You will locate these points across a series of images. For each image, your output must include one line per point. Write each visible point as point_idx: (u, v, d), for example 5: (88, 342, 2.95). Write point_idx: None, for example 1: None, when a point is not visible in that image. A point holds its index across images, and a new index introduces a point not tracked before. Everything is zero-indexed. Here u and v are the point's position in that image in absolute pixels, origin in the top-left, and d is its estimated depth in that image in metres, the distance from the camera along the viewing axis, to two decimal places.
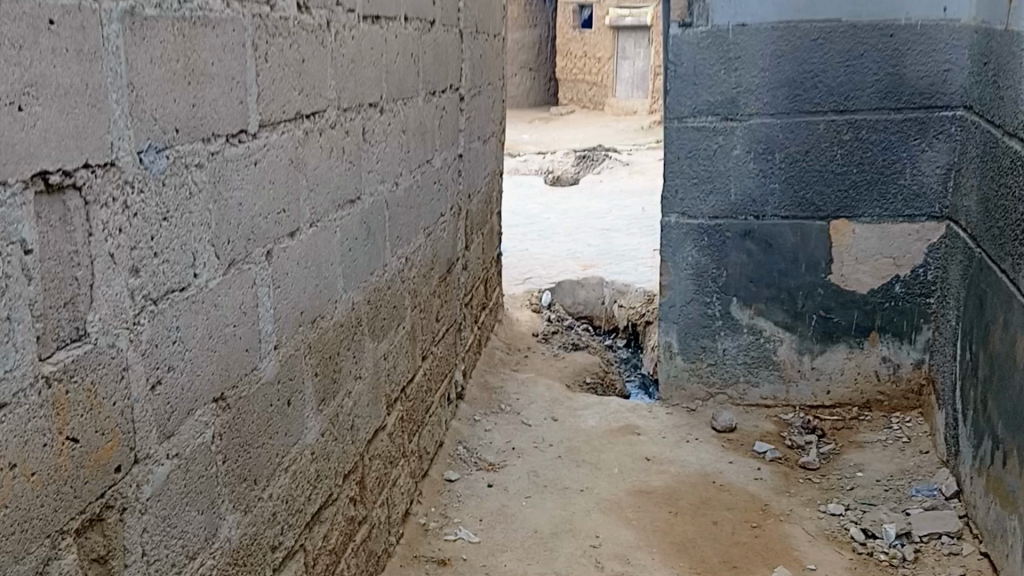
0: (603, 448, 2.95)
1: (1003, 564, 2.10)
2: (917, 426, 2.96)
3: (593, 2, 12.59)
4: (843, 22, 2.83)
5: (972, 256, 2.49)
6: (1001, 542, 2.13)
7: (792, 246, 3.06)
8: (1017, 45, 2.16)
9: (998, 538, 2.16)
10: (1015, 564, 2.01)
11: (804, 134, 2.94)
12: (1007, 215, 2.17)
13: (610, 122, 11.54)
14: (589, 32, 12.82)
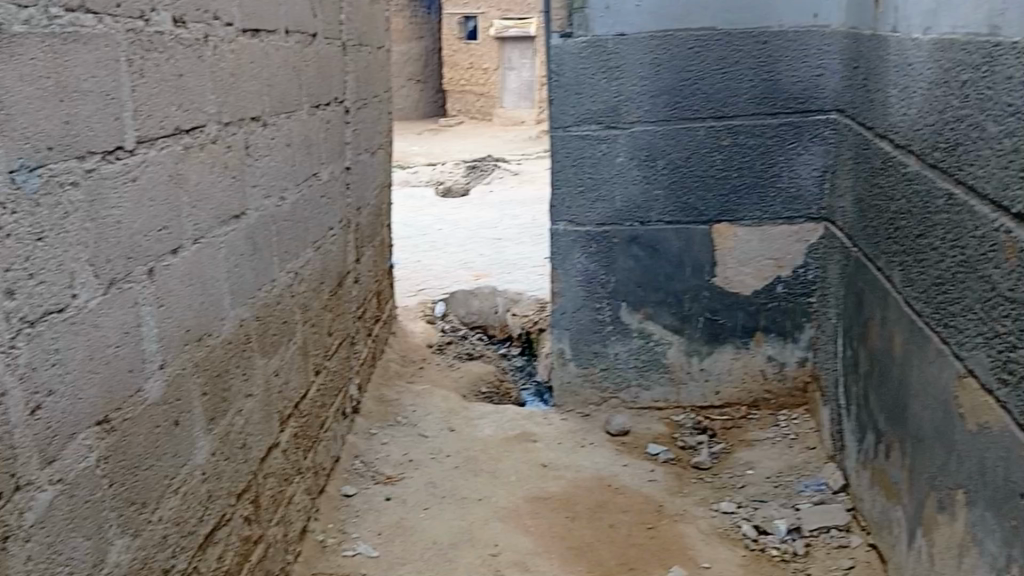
0: (499, 457, 2.97)
1: (889, 555, 2.19)
2: (803, 423, 3.10)
3: (477, 14, 12.69)
4: (718, 30, 2.95)
5: (850, 256, 2.61)
6: (887, 533, 2.22)
7: (677, 251, 3.16)
8: (882, 50, 2.26)
9: (883, 529, 2.24)
10: (900, 554, 2.10)
11: (685, 140, 3.04)
12: (880, 214, 2.26)
13: (499, 132, 11.63)
14: (474, 44, 12.91)
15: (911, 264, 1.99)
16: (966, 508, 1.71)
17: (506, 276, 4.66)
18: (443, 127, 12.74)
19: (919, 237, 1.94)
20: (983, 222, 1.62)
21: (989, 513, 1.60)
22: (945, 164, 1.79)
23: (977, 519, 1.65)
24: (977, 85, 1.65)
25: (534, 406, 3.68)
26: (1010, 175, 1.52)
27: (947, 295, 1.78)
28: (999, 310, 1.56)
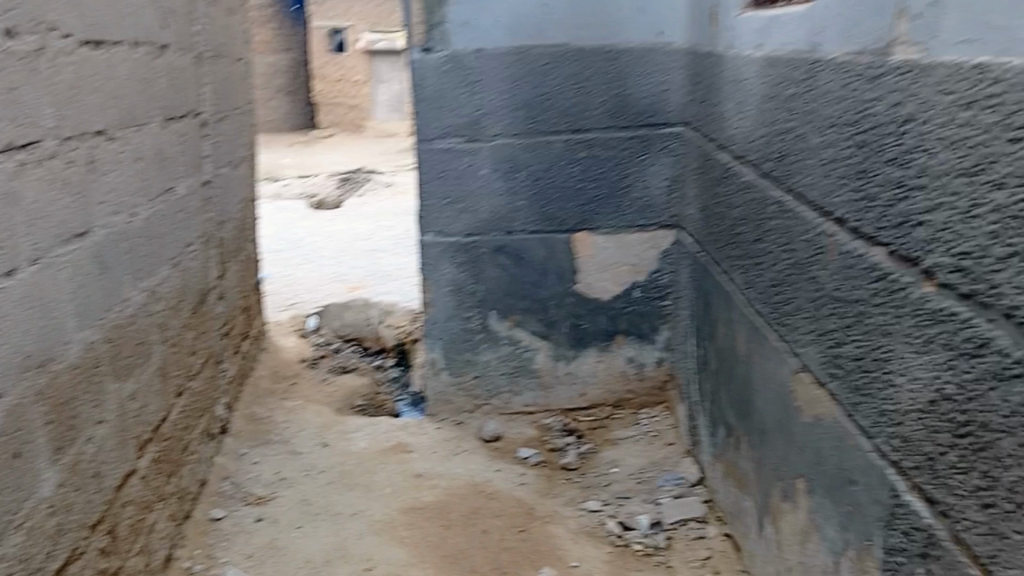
0: (373, 470, 2.96)
1: (742, 543, 2.31)
2: (663, 421, 3.23)
3: (346, 27, 12.59)
4: (570, 46, 3.03)
5: (697, 260, 2.73)
6: (739, 523, 2.33)
7: (541, 259, 3.23)
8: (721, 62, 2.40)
9: (736, 519, 2.36)
10: (751, 542, 2.21)
11: (543, 152, 3.12)
12: (722, 220, 2.40)
13: (373, 145, 11.55)
14: (344, 57, 12.78)
15: (749, 267, 2.17)
16: (806, 496, 1.84)
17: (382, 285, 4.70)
18: (317, 139, 12.53)
19: (754, 243, 2.14)
20: (809, 227, 1.83)
21: (827, 499, 1.75)
22: (775, 173, 2.00)
23: (816, 505, 1.79)
24: (800, 99, 1.87)
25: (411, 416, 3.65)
26: (831, 183, 1.74)
27: (782, 297, 1.96)
28: (826, 308, 1.76)
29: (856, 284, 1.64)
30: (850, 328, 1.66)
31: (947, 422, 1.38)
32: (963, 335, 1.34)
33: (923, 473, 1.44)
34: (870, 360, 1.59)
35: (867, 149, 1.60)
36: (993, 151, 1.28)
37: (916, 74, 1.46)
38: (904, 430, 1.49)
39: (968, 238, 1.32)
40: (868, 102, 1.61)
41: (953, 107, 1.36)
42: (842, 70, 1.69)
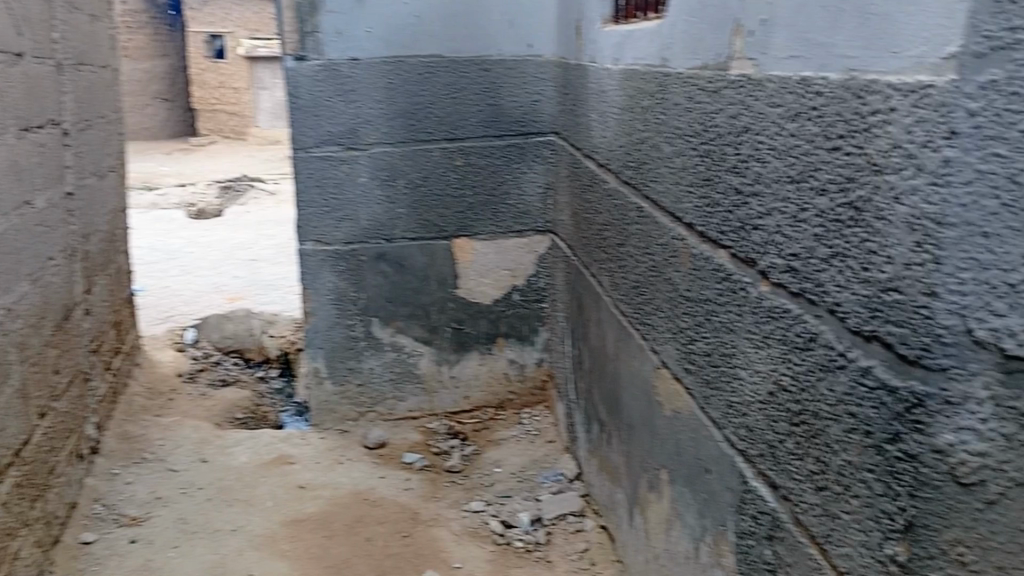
0: (254, 484, 2.92)
1: (615, 533, 2.41)
2: (544, 419, 3.32)
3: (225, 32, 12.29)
4: (444, 57, 3.09)
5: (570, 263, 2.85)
6: (611, 514, 2.44)
7: (422, 266, 3.26)
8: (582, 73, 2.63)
9: (609, 510, 2.47)
10: (623, 531, 2.33)
11: (421, 161, 3.15)
12: (590, 224, 2.57)
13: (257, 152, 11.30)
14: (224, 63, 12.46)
15: (614, 270, 2.35)
16: (668, 486, 1.99)
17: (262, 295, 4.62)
18: (198, 146, 12.18)
19: (618, 246, 2.32)
20: (664, 232, 2.01)
21: (685, 489, 1.90)
22: (634, 181, 2.19)
23: (678, 495, 1.94)
24: (652, 111, 2.06)
25: (295, 427, 3.63)
26: (680, 191, 1.91)
27: (643, 297, 2.14)
28: (681, 308, 1.92)
29: (704, 283, 1.81)
30: (701, 326, 1.82)
31: (784, 412, 1.50)
32: (795, 329, 1.47)
33: (766, 461, 1.56)
34: (719, 355, 1.74)
35: (710, 159, 1.77)
36: (817, 159, 1.41)
37: (751, 86, 1.60)
38: (750, 421, 1.61)
39: (798, 240, 1.46)
40: (711, 114, 1.76)
41: (781, 119, 1.51)
42: (688, 85, 1.86)
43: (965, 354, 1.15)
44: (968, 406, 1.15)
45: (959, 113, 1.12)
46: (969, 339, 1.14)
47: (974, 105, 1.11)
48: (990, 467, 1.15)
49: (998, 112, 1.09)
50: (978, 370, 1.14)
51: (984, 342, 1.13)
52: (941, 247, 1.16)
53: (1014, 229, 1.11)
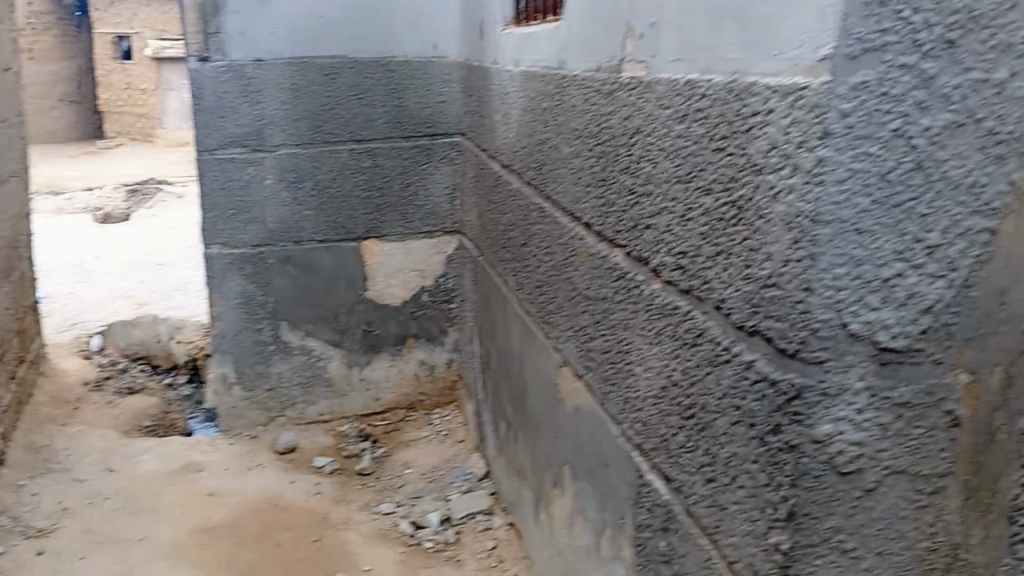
0: (162, 492, 2.86)
1: (522, 530, 2.49)
2: (454, 418, 3.43)
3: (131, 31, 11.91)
4: (350, 59, 3.17)
5: (478, 263, 2.95)
6: (519, 511, 2.53)
7: (331, 268, 3.33)
8: (487, 64, 2.66)
9: (517, 507, 2.55)
10: (529, 527, 2.42)
11: (329, 162, 3.23)
12: (495, 223, 2.66)
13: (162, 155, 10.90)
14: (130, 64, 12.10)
15: (519, 269, 2.42)
16: (571, 482, 2.08)
17: (167, 300, 4.51)
18: (105, 148, 11.82)
19: (523, 246, 2.38)
20: (564, 232, 2.07)
21: (587, 484, 1.98)
22: (536, 182, 2.24)
23: (580, 490, 2.02)
24: (552, 112, 2.10)
25: (202, 435, 3.52)
26: (579, 191, 1.96)
27: (547, 297, 2.21)
28: (581, 306, 1.98)
29: (602, 282, 1.87)
30: (599, 324, 1.88)
31: (676, 406, 1.55)
32: (685, 326, 1.52)
33: (660, 454, 1.62)
34: (617, 352, 1.79)
35: (605, 160, 1.81)
36: (701, 160, 1.45)
37: (640, 89, 1.64)
38: (645, 415, 1.67)
39: (685, 239, 1.50)
40: (605, 116, 1.80)
41: (669, 121, 1.54)
42: (584, 87, 1.90)
43: (841, 347, 1.20)
44: (845, 397, 1.21)
45: (832, 113, 1.15)
46: (844, 332, 1.20)
47: (846, 106, 1.14)
48: (865, 456, 1.22)
49: (869, 113, 1.14)
50: (854, 362, 1.20)
51: (859, 335, 1.19)
52: (816, 244, 1.19)
53: (886, 224, 1.16)
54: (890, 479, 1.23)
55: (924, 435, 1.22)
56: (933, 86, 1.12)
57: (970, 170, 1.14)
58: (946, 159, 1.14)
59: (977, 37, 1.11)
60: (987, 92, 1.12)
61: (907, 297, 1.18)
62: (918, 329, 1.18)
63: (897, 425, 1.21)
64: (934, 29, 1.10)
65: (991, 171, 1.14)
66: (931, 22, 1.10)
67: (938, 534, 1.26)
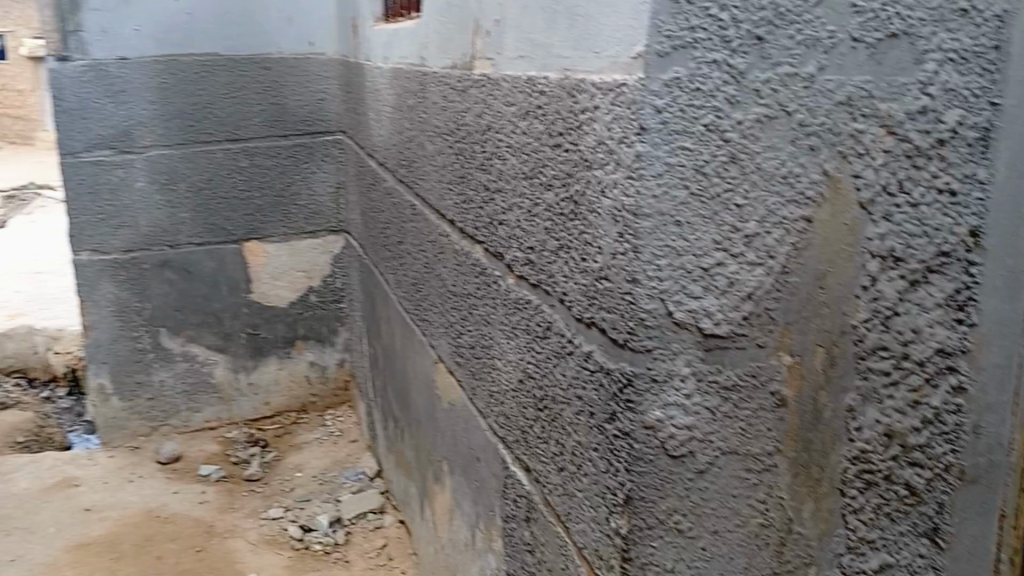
0: (36, 510, 3.02)
1: (412, 525, 2.54)
2: (346, 418, 3.68)
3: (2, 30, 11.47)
4: (221, 56, 3.32)
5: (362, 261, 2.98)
6: (408, 507, 2.58)
7: (211, 271, 3.48)
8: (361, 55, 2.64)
9: (406, 503, 2.60)
10: (417, 521, 2.48)
11: (204, 162, 3.39)
12: (374, 220, 2.67)
13: (47, 157, 10.65)
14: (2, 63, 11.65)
15: (397, 267, 2.44)
16: (449, 477, 2.11)
17: (45, 315, 4.32)
18: None
19: (399, 244, 2.39)
20: (433, 229, 2.07)
21: (462, 478, 2.00)
22: (406, 179, 2.25)
23: (456, 485, 2.05)
24: (416, 109, 2.10)
25: (82, 448, 3.59)
26: (442, 188, 1.97)
27: (420, 294, 2.22)
28: (450, 303, 1.99)
29: (466, 278, 1.88)
30: (465, 320, 1.90)
31: (531, 398, 1.57)
32: (535, 320, 1.54)
33: (521, 446, 1.64)
34: (480, 348, 1.81)
35: (463, 157, 1.82)
36: (543, 157, 1.46)
37: (489, 86, 1.65)
38: (507, 409, 1.70)
39: (533, 234, 1.52)
40: (461, 113, 1.81)
41: (514, 118, 1.55)
42: (441, 84, 1.90)
43: (667, 335, 1.22)
44: (674, 382, 1.24)
45: (647, 109, 1.15)
46: (669, 321, 1.22)
47: (660, 102, 1.15)
48: (695, 438, 1.25)
49: (682, 109, 1.15)
50: (680, 349, 1.23)
51: (683, 323, 1.21)
52: (637, 237, 1.19)
53: (703, 216, 1.18)
54: (721, 460, 1.27)
55: (751, 415, 1.26)
56: (743, 81, 1.15)
57: (783, 161, 1.18)
58: (759, 151, 1.17)
59: (785, 33, 1.15)
60: (796, 86, 1.16)
61: (728, 284, 1.20)
62: (740, 315, 1.22)
63: (725, 408, 1.25)
64: (742, 25, 1.13)
65: (803, 162, 1.18)
66: (738, 18, 1.13)
67: (769, 510, 1.29)
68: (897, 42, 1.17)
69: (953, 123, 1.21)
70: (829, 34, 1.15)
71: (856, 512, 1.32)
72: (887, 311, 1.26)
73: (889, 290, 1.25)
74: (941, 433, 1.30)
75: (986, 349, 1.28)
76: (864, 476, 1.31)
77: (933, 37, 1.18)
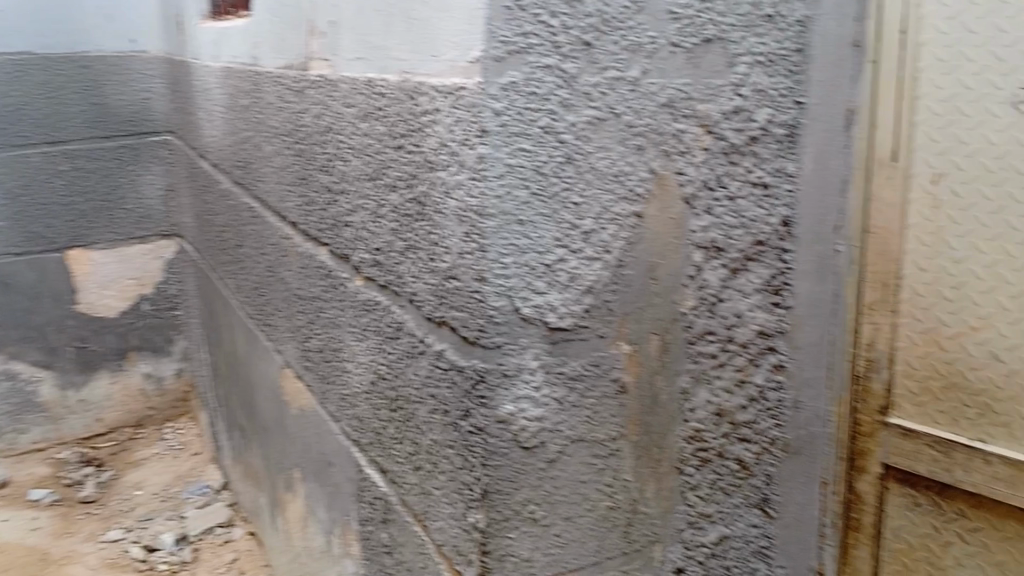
0: None
1: (264, 536, 2.47)
2: (188, 431, 3.54)
3: None
4: (35, 55, 3.16)
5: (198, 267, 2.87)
6: (258, 518, 2.51)
7: (33, 283, 3.24)
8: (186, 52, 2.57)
9: (256, 514, 2.53)
10: (269, 532, 2.42)
11: (22, 166, 3.18)
12: (210, 223, 2.57)
13: None
14: None
15: (237, 272, 2.36)
16: (301, 484, 2.07)
17: None
18: None
19: (237, 248, 2.32)
20: (274, 231, 2.03)
21: (315, 485, 1.97)
22: (243, 181, 2.18)
23: (309, 491, 2.01)
24: (251, 110, 2.04)
25: None
26: (282, 190, 1.93)
27: (263, 298, 2.17)
28: (296, 307, 1.95)
29: (311, 281, 1.85)
30: (312, 323, 1.87)
31: (384, 399, 1.57)
32: (385, 321, 1.54)
33: (375, 448, 1.64)
34: (330, 352, 1.79)
35: (303, 159, 1.79)
36: (386, 158, 1.46)
37: (329, 87, 1.62)
38: (359, 411, 1.69)
39: (379, 236, 1.52)
40: (299, 114, 1.78)
41: (355, 119, 1.54)
42: (277, 84, 1.86)
43: (515, 331, 1.25)
44: (523, 376, 1.27)
45: (486, 112, 1.18)
46: (517, 317, 1.25)
47: (498, 105, 1.17)
48: (546, 429, 1.29)
49: (519, 112, 1.18)
50: (527, 344, 1.26)
51: (530, 318, 1.25)
52: (483, 236, 1.21)
53: (544, 215, 1.22)
54: (570, 448, 1.32)
55: (595, 403, 1.32)
56: (574, 85, 1.20)
57: (614, 160, 1.25)
58: (592, 152, 1.23)
59: (610, 39, 1.21)
60: (622, 89, 1.23)
61: (570, 279, 1.26)
62: (581, 308, 1.28)
63: (571, 398, 1.31)
64: (571, 32, 1.18)
65: (632, 161, 1.26)
66: (567, 25, 1.18)
67: (616, 492, 1.37)
68: (711, 47, 1.25)
69: (763, 121, 1.25)
70: (649, 40, 1.23)
71: (694, 489, 1.39)
72: (712, 298, 1.32)
73: (713, 278, 1.31)
74: (765, 410, 1.31)
75: (801, 331, 1.26)
76: (699, 454, 1.38)
77: (743, 41, 1.24)
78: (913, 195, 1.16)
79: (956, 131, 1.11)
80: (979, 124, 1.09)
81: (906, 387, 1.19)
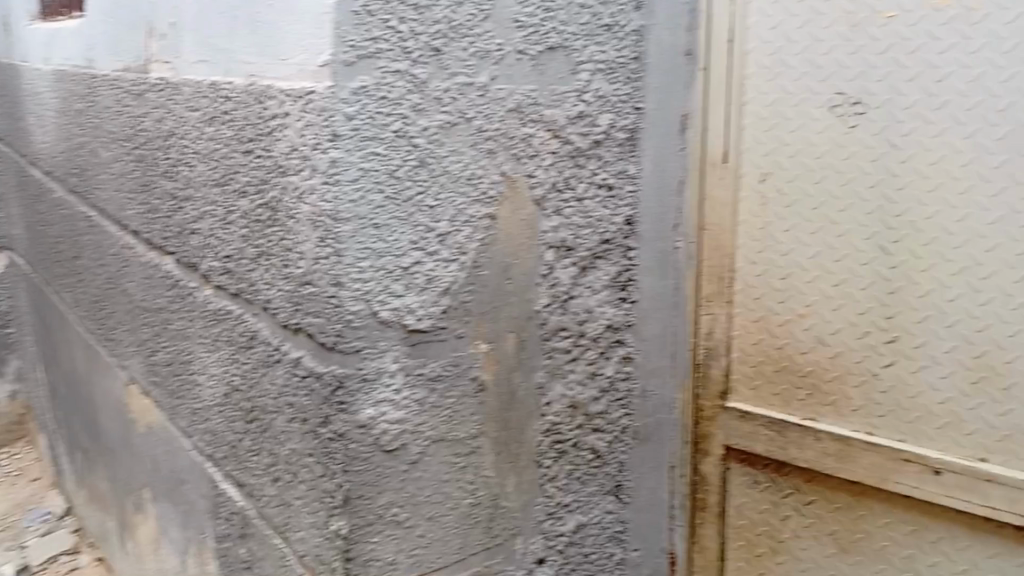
0: None
1: (111, 562, 2.35)
2: (25, 455, 3.30)
3: None
4: None
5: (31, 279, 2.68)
6: (105, 542, 2.39)
7: None
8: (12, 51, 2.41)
9: (103, 538, 2.40)
10: (117, 556, 2.30)
11: None
12: (43, 233, 2.42)
13: None
14: None
15: (74, 284, 2.23)
16: (151, 503, 1.99)
17: None
18: None
19: (74, 259, 2.20)
20: (114, 241, 1.93)
21: (167, 503, 1.89)
22: (79, 189, 2.07)
23: (160, 511, 1.93)
24: (86, 114, 1.94)
25: None
26: (122, 197, 1.85)
27: (103, 311, 2.06)
28: (140, 319, 1.87)
29: (156, 292, 1.78)
30: (158, 336, 1.80)
31: (239, 410, 1.53)
32: (238, 330, 1.49)
33: (230, 462, 1.60)
34: (179, 364, 1.73)
35: (144, 164, 1.72)
36: (234, 163, 1.42)
37: (170, 90, 1.57)
38: (212, 424, 1.64)
39: (229, 242, 1.48)
40: (138, 118, 1.71)
41: (199, 123, 1.50)
42: (114, 87, 1.78)
43: (374, 334, 1.20)
44: (383, 379, 1.22)
45: (337, 116, 1.13)
46: (375, 321, 1.20)
47: (350, 109, 1.14)
48: (407, 431, 1.25)
49: (371, 116, 1.15)
50: (387, 347, 1.21)
51: (388, 322, 1.21)
52: (339, 241, 1.16)
53: (399, 218, 1.20)
54: (431, 449, 1.28)
55: (455, 403, 1.29)
56: (426, 90, 1.19)
57: (466, 164, 1.24)
58: (445, 155, 1.22)
59: (458, 45, 1.21)
60: (472, 94, 1.23)
61: (427, 281, 1.23)
62: (440, 309, 1.25)
63: (432, 398, 1.27)
64: (421, 38, 1.17)
65: (484, 164, 1.26)
66: (416, 31, 1.17)
67: (478, 489, 1.34)
68: (554, 54, 1.28)
69: (605, 126, 1.31)
70: (498, 46, 1.24)
71: (552, 481, 1.40)
72: (563, 296, 1.36)
73: (564, 277, 1.35)
74: (615, 400, 1.39)
75: (647, 322, 1.37)
76: (556, 446, 1.39)
77: (585, 49, 1.28)
78: (742, 193, 1.29)
79: (780, 133, 1.24)
80: (800, 127, 1.22)
81: (741, 372, 1.32)
